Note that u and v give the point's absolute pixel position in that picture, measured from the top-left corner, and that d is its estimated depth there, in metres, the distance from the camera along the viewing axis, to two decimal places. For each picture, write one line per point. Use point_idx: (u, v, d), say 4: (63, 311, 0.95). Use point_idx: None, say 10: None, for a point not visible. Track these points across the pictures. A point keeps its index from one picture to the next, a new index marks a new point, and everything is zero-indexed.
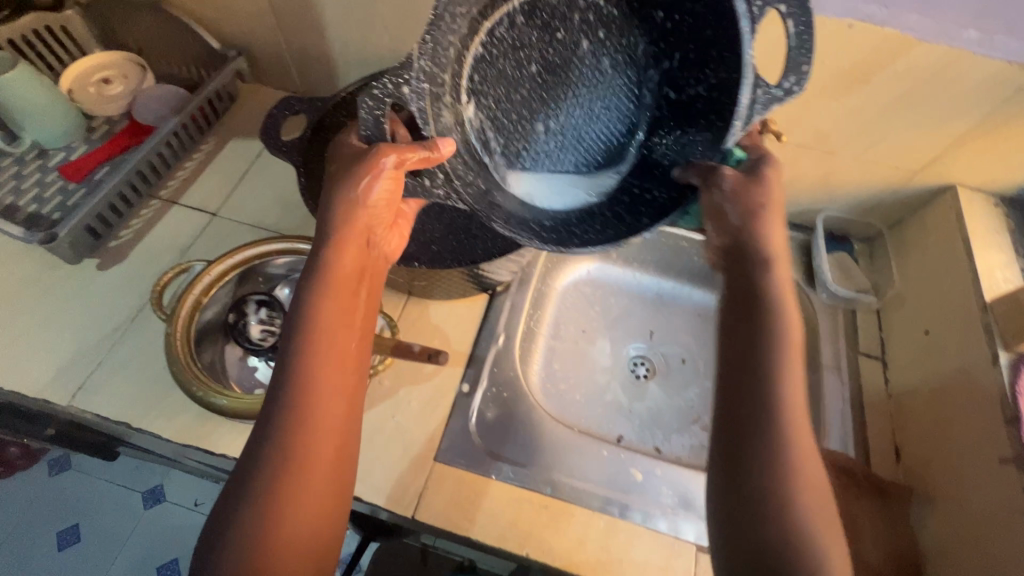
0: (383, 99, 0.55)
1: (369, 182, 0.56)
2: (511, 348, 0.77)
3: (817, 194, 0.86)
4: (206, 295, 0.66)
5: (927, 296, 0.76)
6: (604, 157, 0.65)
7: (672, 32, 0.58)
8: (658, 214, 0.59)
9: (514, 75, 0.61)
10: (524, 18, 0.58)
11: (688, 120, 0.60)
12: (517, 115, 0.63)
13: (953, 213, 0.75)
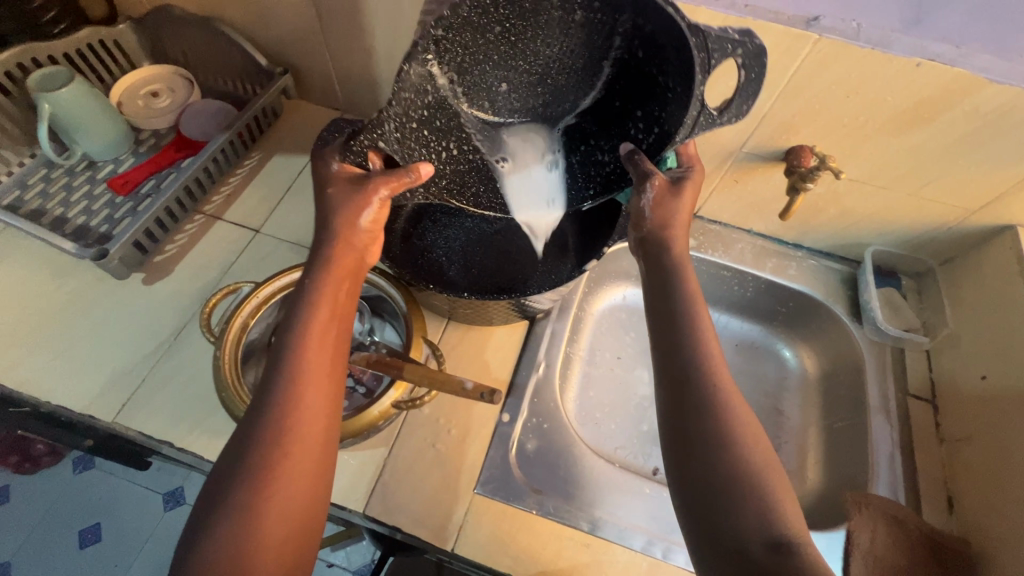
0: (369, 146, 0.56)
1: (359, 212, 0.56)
2: (551, 377, 0.75)
3: (867, 228, 0.84)
4: (254, 317, 0.66)
5: (984, 340, 0.73)
6: (554, 101, 0.64)
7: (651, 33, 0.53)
8: (602, 186, 0.66)
9: (475, 30, 0.53)
10: None
11: (643, 94, 0.59)
12: (476, 71, 0.59)
13: (1013, 255, 0.73)
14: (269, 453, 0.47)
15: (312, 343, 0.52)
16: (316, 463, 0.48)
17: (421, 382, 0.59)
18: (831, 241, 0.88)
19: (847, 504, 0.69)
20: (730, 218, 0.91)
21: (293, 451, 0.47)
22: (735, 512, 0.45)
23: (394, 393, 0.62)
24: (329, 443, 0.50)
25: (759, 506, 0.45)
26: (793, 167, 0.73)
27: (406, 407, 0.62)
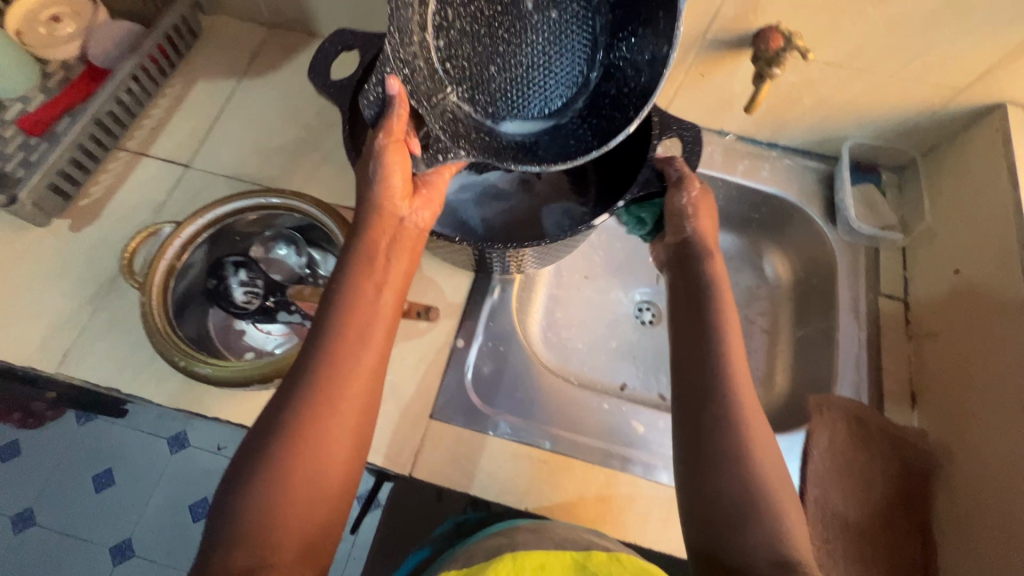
0: (373, 97, 0.54)
1: (377, 164, 0.56)
2: (507, 301, 0.73)
3: (846, 119, 0.77)
4: (179, 259, 0.63)
5: (961, 230, 0.69)
6: (570, 84, 0.60)
7: None
8: (641, 97, 0.54)
9: (471, 29, 0.57)
10: None
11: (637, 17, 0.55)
12: (485, 72, 0.59)
13: (999, 137, 0.67)
14: (303, 429, 0.46)
15: (355, 322, 0.52)
16: (353, 439, 0.48)
17: None
18: (808, 137, 0.82)
19: (810, 407, 0.68)
20: (698, 118, 0.84)
21: (330, 428, 0.47)
22: (745, 532, 0.46)
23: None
24: (366, 425, 0.50)
25: (761, 514, 0.47)
26: (760, 52, 0.65)
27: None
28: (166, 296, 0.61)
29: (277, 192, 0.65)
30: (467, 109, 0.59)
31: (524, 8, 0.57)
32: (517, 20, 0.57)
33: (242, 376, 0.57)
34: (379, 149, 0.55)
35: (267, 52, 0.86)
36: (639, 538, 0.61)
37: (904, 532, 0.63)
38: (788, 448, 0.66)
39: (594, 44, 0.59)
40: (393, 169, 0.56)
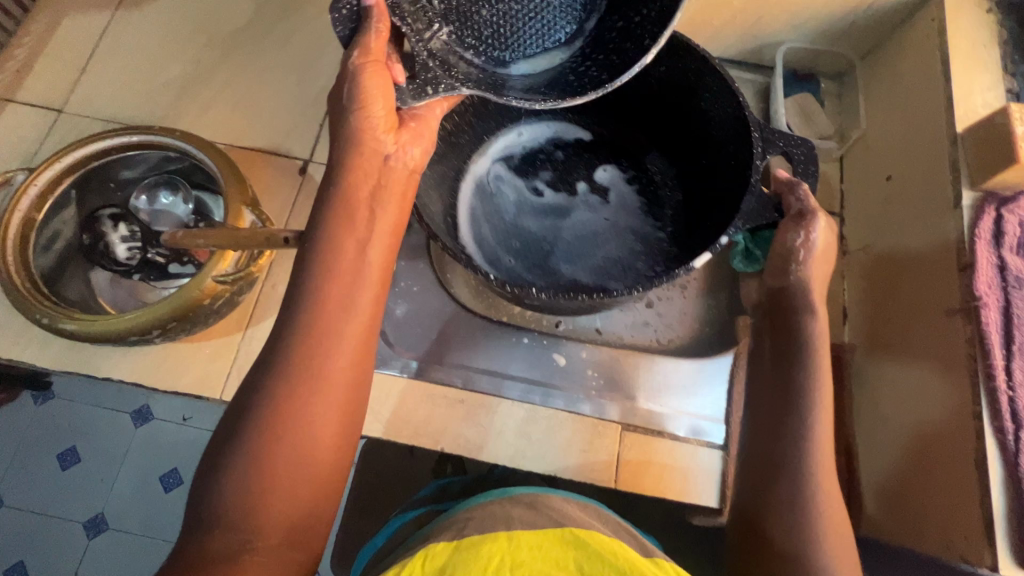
0: (347, 15, 0.48)
1: (351, 91, 0.47)
2: (421, 239, 0.68)
3: (780, 20, 0.71)
4: (39, 212, 0.58)
5: (895, 133, 0.65)
6: (569, 13, 0.54)
7: None
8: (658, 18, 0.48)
9: None
10: None
11: None
12: (484, 10, 0.54)
13: (936, 28, 0.62)
14: (278, 439, 0.40)
15: (339, 289, 0.43)
16: (342, 423, 0.42)
17: (230, 243, 0.50)
18: (742, 45, 0.76)
19: (739, 329, 0.66)
20: None
21: (313, 410, 0.41)
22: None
23: (214, 269, 0.54)
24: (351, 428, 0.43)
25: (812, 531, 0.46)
26: None
27: (230, 281, 0.55)
28: (27, 251, 0.56)
29: (138, 131, 0.59)
30: (464, 51, 0.53)
31: None
32: None
33: (119, 330, 0.53)
34: (354, 69, 0.46)
35: None
36: (561, 471, 0.59)
37: None
38: (711, 370, 0.64)
39: None
40: (370, 96, 0.47)
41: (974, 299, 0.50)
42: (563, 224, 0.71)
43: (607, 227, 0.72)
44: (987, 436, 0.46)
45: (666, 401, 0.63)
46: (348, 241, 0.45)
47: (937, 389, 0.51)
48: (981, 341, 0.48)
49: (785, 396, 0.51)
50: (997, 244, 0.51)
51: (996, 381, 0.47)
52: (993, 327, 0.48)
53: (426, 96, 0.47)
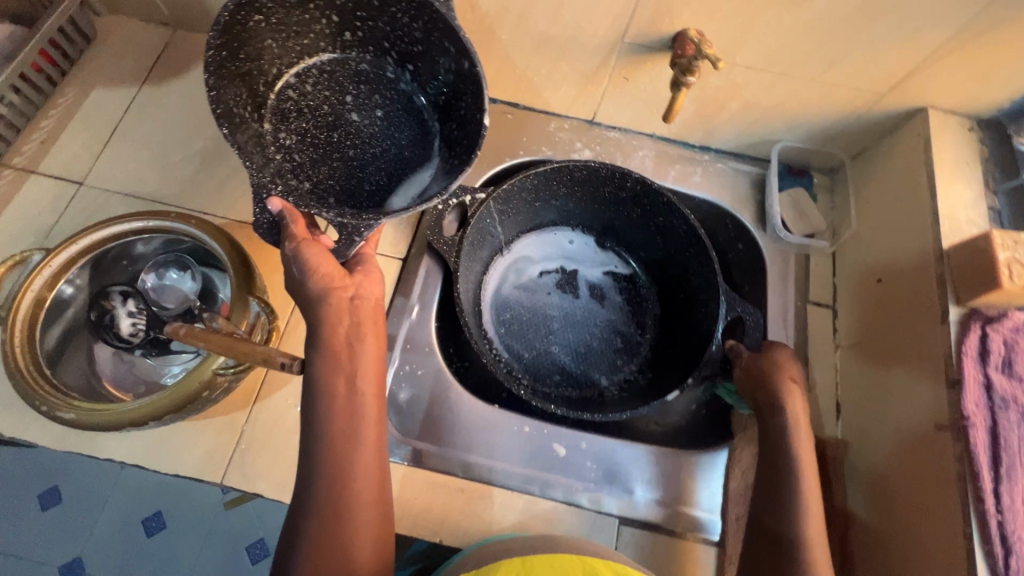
0: (263, 224, 0.52)
1: (302, 273, 0.52)
2: (426, 321, 0.70)
3: (776, 122, 0.74)
4: (50, 290, 0.59)
5: (883, 237, 0.68)
6: (417, 136, 0.62)
7: (381, 42, 0.60)
8: (471, 94, 0.56)
9: (322, 151, 0.60)
10: (280, 120, 0.59)
11: (428, 62, 0.59)
12: (356, 174, 0.60)
13: (920, 143, 0.66)
14: (328, 551, 0.47)
15: (346, 437, 0.50)
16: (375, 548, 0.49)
17: (228, 353, 0.50)
18: (739, 140, 0.79)
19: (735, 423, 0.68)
20: (628, 121, 0.80)
21: (349, 548, 0.47)
22: None
23: (217, 359, 0.56)
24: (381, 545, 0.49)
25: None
26: (677, 58, 0.62)
27: (230, 372, 0.56)
28: (31, 332, 0.57)
29: (152, 215, 0.61)
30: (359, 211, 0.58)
31: (350, 116, 0.62)
32: (345, 128, 0.61)
33: (115, 420, 0.54)
34: (298, 257, 0.51)
35: (169, 54, 0.80)
36: None
37: None
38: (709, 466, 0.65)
39: (418, 105, 0.63)
40: (320, 269, 0.52)
41: (963, 418, 0.52)
42: (561, 321, 0.82)
43: (599, 332, 0.82)
44: (978, 559, 0.48)
45: (666, 496, 0.63)
46: (343, 389, 0.51)
47: (927, 502, 0.53)
48: (970, 462, 0.50)
49: (775, 524, 0.54)
50: (983, 362, 0.54)
51: (985, 504, 0.48)
52: (981, 447, 0.50)
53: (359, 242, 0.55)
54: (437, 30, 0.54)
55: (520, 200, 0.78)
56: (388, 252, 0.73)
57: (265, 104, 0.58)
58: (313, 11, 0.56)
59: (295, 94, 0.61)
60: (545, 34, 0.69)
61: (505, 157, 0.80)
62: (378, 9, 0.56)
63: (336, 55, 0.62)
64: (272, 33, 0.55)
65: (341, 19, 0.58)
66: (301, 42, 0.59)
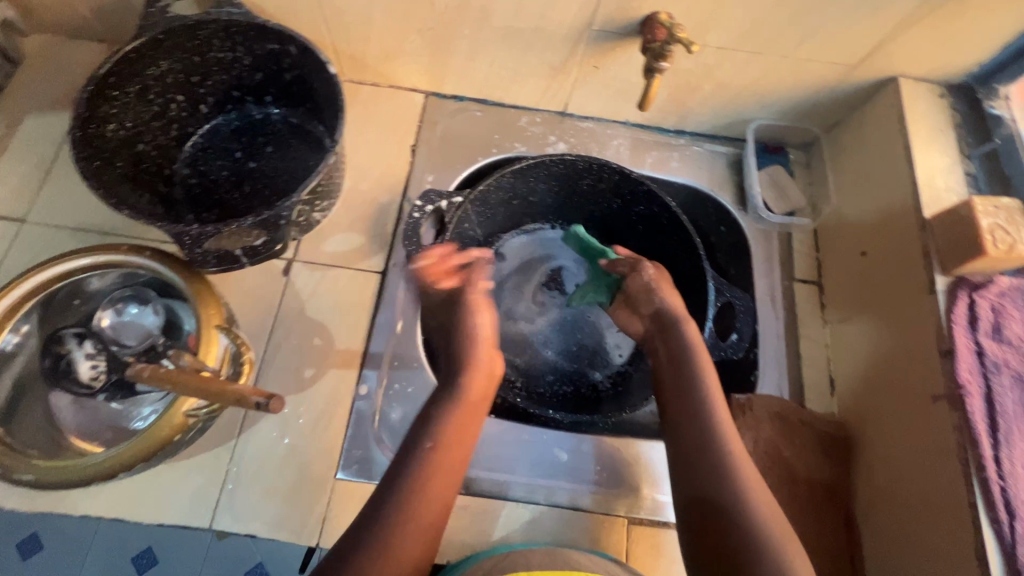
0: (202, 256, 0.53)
1: None
2: (412, 335, 0.67)
3: (749, 100, 0.73)
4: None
5: (863, 210, 0.68)
6: (305, 138, 0.74)
7: (227, 98, 0.73)
8: (315, 73, 0.66)
9: (241, 203, 0.70)
10: (190, 198, 0.69)
11: (280, 86, 0.72)
12: (276, 198, 0.70)
13: (894, 113, 0.66)
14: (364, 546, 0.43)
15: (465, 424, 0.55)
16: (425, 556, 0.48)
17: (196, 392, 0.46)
18: (714, 122, 0.78)
19: (733, 409, 0.67)
20: (601, 110, 0.78)
21: (399, 557, 0.46)
22: None
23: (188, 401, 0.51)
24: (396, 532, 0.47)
25: (769, 549, 0.47)
26: (648, 43, 0.60)
27: (203, 413, 0.52)
28: None
29: (102, 253, 0.56)
30: (302, 220, 0.65)
31: (247, 165, 0.72)
32: (247, 176, 0.72)
33: (78, 479, 0.50)
34: None
35: None
36: None
37: (829, 525, 0.61)
38: None
39: (291, 116, 0.75)
40: None
41: (958, 387, 0.52)
42: (558, 339, 0.80)
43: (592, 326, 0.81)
44: (985, 526, 0.48)
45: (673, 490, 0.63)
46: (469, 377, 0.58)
47: (930, 472, 0.53)
48: (969, 431, 0.50)
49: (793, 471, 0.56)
50: (973, 329, 0.54)
51: (987, 472, 0.49)
52: (977, 415, 0.51)
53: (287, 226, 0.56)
54: (254, 38, 0.65)
55: (496, 199, 0.76)
56: (364, 266, 0.69)
57: (175, 198, 0.69)
58: (162, 106, 0.68)
59: (193, 173, 0.71)
60: (509, 26, 0.66)
61: (477, 156, 0.77)
62: (200, 60, 0.66)
63: (203, 129, 0.73)
64: (141, 139, 0.67)
65: (164, 105, 0.68)
66: (168, 133, 0.70)
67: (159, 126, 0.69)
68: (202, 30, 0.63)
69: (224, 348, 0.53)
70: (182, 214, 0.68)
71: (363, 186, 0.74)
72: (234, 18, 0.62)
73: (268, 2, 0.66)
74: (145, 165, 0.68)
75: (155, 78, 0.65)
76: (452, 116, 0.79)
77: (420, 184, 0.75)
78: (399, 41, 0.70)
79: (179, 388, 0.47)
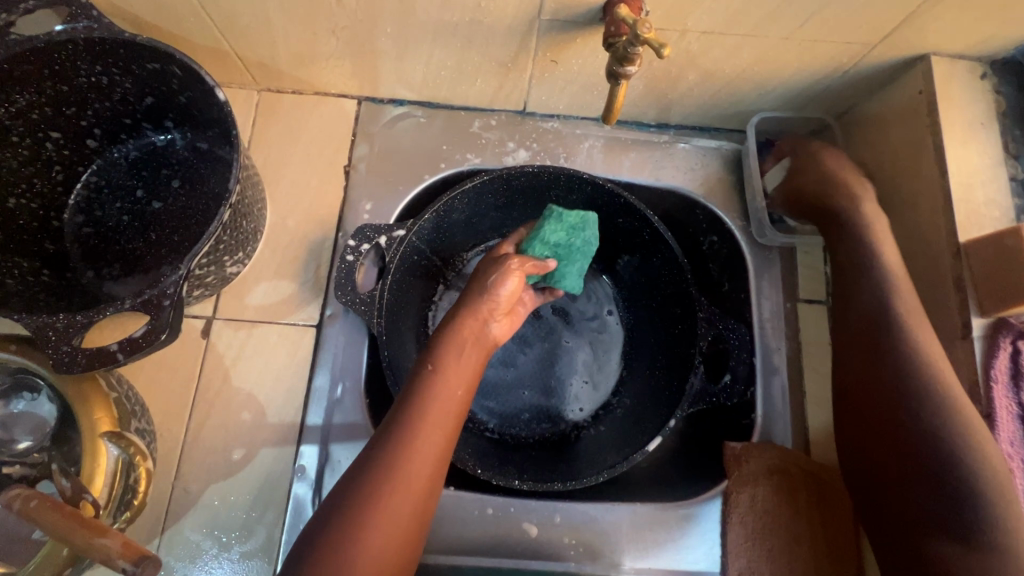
0: (69, 352, 0.43)
1: (147, 346, 0.44)
2: (356, 397, 0.58)
3: (745, 89, 0.60)
4: None
5: (883, 221, 0.57)
6: (214, 169, 0.61)
7: (116, 127, 0.61)
8: (204, 94, 0.53)
9: (143, 253, 0.59)
10: (84, 252, 0.59)
11: (174, 108, 0.59)
12: (182, 245, 0.59)
13: (924, 103, 0.53)
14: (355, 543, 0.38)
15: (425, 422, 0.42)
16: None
17: (65, 535, 0.38)
18: (703, 113, 0.65)
19: (728, 461, 0.58)
20: (567, 107, 0.65)
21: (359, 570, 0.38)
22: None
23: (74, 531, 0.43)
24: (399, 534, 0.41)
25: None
26: (610, 37, 0.47)
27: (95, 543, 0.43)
28: None
29: None
30: (209, 279, 0.55)
31: (150, 207, 0.61)
32: (149, 221, 0.60)
33: None
34: (134, 344, 0.44)
35: None
36: None
37: None
38: (704, 519, 0.57)
39: (197, 142, 0.62)
40: (153, 338, 0.44)
41: (997, 463, 0.44)
42: (538, 380, 0.68)
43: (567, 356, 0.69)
44: None
45: (657, 560, 0.56)
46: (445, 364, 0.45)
47: None
48: (1010, 515, 0.43)
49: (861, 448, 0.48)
50: (1016, 386, 0.45)
51: None
52: (1020, 495, 0.43)
53: (174, 305, 0.45)
54: (125, 57, 0.52)
55: (450, 223, 0.65)
56: (296, 319, 0.60)
57: (67, 255, 0.59)
58: (34, 147, 0.57)
59: (87, 222, 0.60)
60: (440, 20, 0.53)
61: (423, 174, 0.66)
62: (66, 89, 0.54)
63: (96, 166, 0.62)
64: (13, 190, 0.57)
65: (37, 145, 0.57)
66: (50, 177, 0.59)
67: (37, 172, 0.58)
68: (52, 54, 0.50)
69: (114, 460, 0.45)
70: (76, 275, 0.58)
71: (291, 221, 0.63)
72: (90, 35, 0.49)
73: (139, 9, 0.53)
74: (22, 222, 0.58)
75: (13, 115, 0.53)
76: (391, 125, 0.67)
77: (357, 215, 0.64)
78: (311, 45, 0.57)
79: (47, 529, 0.39)
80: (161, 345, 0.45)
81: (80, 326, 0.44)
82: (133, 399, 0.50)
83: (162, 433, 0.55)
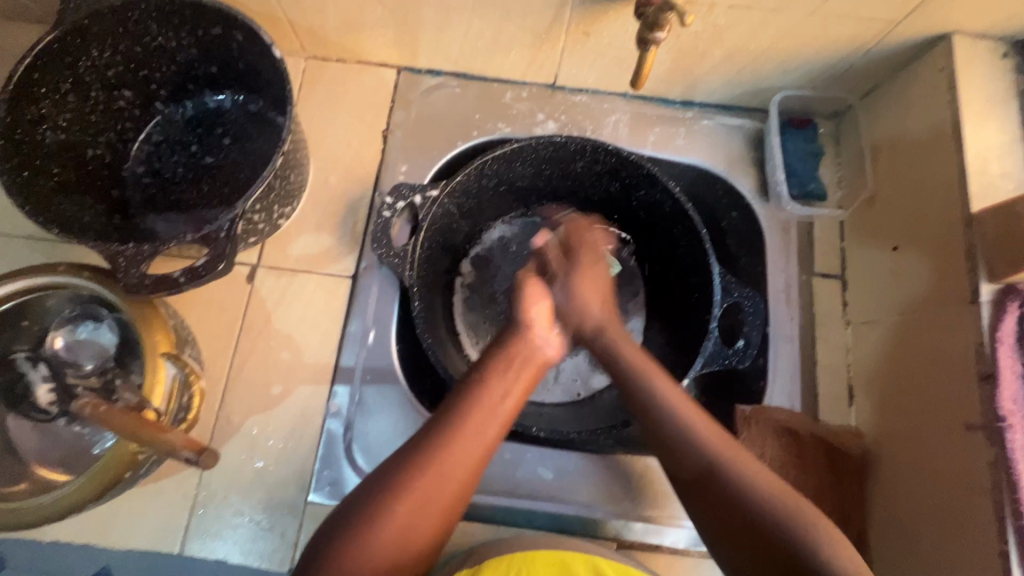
0: (138, 276, 0.48)
1: (206, 273, 0.49)
2: (386, 343, 0.62)
3: (769, 67, 0.63)
4: None
5: (900, 195, 0.59)
6: (263, 128, 0.65)
7: (176, 87, 0.65)
8: (261, 55, 0.57)
9: (196, 201, 0.64)
10: (143, 198, 0.64)
11: (229, 69, 0.63)
12: (231, 196, 0.63)
13: (944, 81, 0.55)
14: (381, 527, 0.43)
15: (459, 440, 0.46)
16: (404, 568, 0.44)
17: (133, 433, 0.43)
18: (729, 91, 0.67)
19: (737, 422, 0.62)
20: (596, 82, 0.69)
21: (369, 557, 0.42)
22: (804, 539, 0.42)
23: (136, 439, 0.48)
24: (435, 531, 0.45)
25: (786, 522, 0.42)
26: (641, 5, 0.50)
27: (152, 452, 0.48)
28: None
29: (39, 273, 0.51)
30: (259, 225, 0.59)
31: (204, 160, 0.66)
32: (202, 172, 0.65)
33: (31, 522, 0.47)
34: (194, 271, 0.48)
35: None
36: None
37: None
38: None
39: (247, 102, 0.66)
40: (213, 266, 0.49)
41: (998, 419, 0.45)
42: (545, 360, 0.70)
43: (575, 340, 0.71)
44: None
45: (665, 510, 0.58)
46: (498, 388, 0.50)
47: (953, 508, 0.48)
48: (1007, 470, 0.44)
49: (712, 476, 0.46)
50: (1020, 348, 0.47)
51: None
52: (1019, 451, 0.44)
53: (230, 240, 0.49)
54: (192, 18, 0.56)
55: (480, 187, 0.67)
56: (333, 270, 0.64)
57: (129, 202, 0.64)
58: (104, 101, 0.62)
59: (147, 174, 0.65)
60: None
61: (457, 141, 0.69)
62: (136, 46, 0.59)
63: (156, 123, 0.67)
64: (85, 138, 0.62)
65: (106, 98, 0.62)
66: (116, 130, 0.64)
67: (105, 125, 0.63)
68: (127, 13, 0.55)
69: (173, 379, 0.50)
70: (137, 220, 0.63)
71: (331, 180, 0.67)
72: None
73: None
74: (93, 169, 0.62)
75: (89, 68, 0.58)
76: (427, 94, 0.70)
77: (393, 175, 0.68)
78: (358, 13, 0.61)
79: (120, 430, 0.43)
80: (217, 275, 0.49)
81: (148, 253, 0.48)
82: (186, 329, 0.55)
83: (210, 366, 0.60)
